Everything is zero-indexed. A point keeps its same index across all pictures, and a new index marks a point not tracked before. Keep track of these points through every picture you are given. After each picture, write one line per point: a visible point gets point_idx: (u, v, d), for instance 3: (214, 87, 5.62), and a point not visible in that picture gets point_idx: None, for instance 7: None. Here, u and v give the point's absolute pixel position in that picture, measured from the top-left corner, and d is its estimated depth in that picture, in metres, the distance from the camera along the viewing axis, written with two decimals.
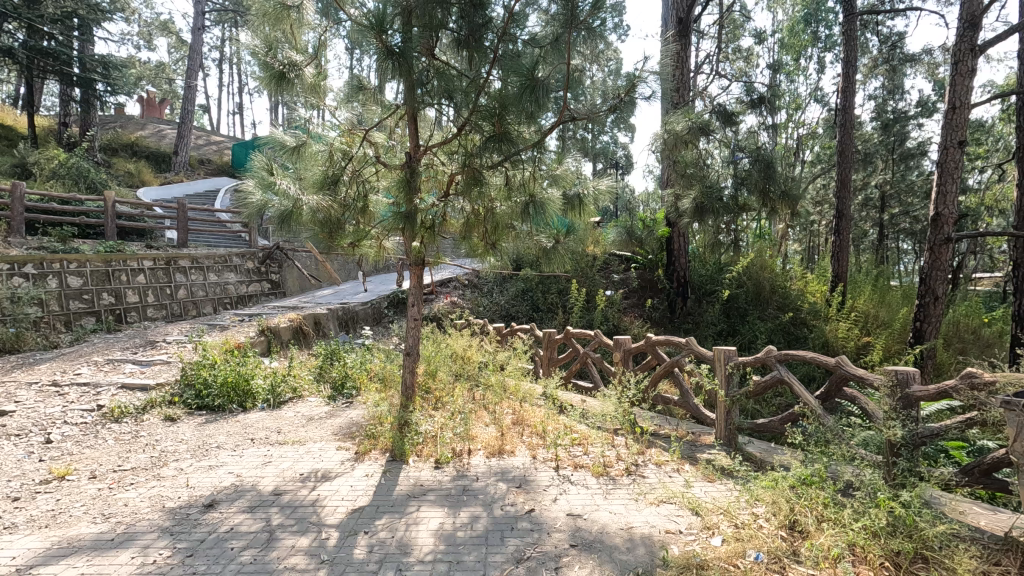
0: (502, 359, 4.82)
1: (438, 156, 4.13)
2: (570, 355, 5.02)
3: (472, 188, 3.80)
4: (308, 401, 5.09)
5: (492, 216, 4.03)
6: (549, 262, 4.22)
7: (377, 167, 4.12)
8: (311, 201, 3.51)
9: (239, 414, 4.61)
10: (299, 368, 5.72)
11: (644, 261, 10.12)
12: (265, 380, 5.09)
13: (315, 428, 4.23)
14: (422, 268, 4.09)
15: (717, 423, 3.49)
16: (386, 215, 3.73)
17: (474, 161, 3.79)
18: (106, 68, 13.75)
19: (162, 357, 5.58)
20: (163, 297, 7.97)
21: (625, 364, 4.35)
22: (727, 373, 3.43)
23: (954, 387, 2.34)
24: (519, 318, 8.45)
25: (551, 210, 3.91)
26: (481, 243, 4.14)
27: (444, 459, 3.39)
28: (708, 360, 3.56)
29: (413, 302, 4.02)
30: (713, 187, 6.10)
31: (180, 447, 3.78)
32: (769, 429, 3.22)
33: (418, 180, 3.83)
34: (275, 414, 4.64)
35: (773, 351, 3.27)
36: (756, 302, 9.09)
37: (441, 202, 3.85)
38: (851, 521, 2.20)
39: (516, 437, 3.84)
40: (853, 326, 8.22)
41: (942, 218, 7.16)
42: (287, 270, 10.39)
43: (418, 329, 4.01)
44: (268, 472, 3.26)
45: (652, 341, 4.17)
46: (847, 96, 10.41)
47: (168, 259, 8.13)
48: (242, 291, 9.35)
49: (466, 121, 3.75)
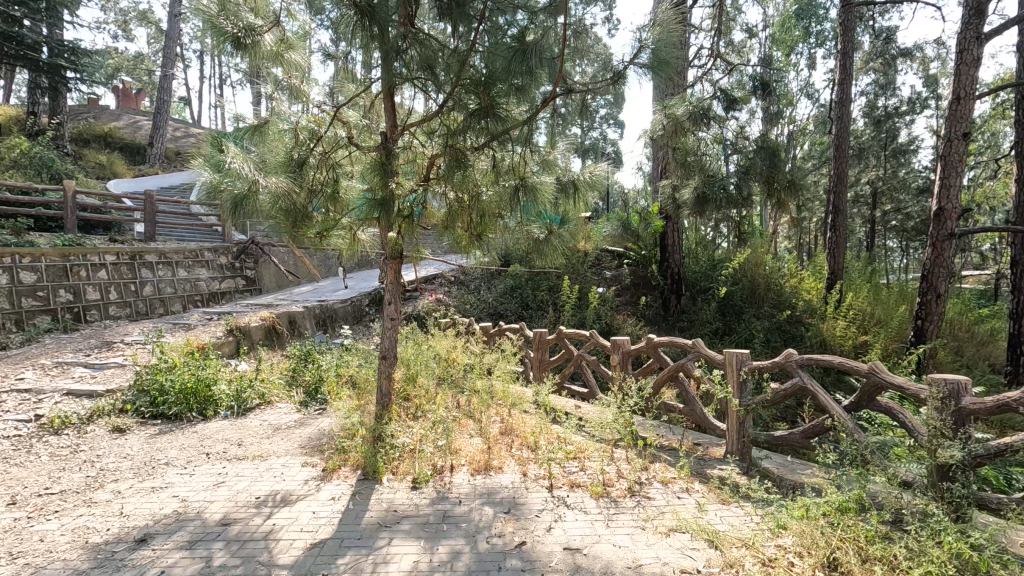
0: (489, 361, 4.42)
1: (417, 136, 3.72)
2: (563, 357, 4.64)
3: (455, 172, 3.35)
4: (278, 408, 4.66)
5: (477, 204, 3.62)
6: (541, 255, 3.80)
7: (350, 150, 3.72)
8: (269, 184, 3.07)
9: (197, 424, 4.16)
10: (269, 371, 5.27)
11: (637, 257, 9.72)
12: (229, 386, 4.64)
13: (280, 440, 3.80)
14: (400, 262, 3.67)
15: (728, 435, 3.13)
16: (360, 203, 3.32)
17: (456, 141, 3.38)
18: (78, 53, 13.07)
19: (117, 360, 5.10)
20: (127, 294, 7.44)
21: (623, 368, 3.97)
22: (740, 380, 3.06)
23: (1020, 401, 1.99)
24: (507, 316, 8.04)
25: (543, 197, 3.52)
26: (466, 234, 3.78)
27: (423, 479, 2.97)
28: (717, 364, 3.18)
29: (390, 299, 3.62)
30: (714, 178, 5.73)
31: (123, 463, 3.33)
32: (790, 443, 2.87)
33: (395, 162, 3.41)
34: (238, 423, 4.21)
35: (792, 356, 2.90)
36: (751, 300, 8.87)
37: (421, 188, 3.43)
38: (907, 564, 1.84)
39: (505, 450, 3.45)
40: (851, 324, 7.90)
41: (945, 213, 6.88)
42: (264, 266, 9.87)
43: (396, 330, 3.61)
44: (219, 496, 2.83)
45: (654, 342, 3.79)
46: (843, 88, 10.09)
47: (132, 254, 7.60)
48: (215, 288, 8.80)
49: (447, 96, 3.33)
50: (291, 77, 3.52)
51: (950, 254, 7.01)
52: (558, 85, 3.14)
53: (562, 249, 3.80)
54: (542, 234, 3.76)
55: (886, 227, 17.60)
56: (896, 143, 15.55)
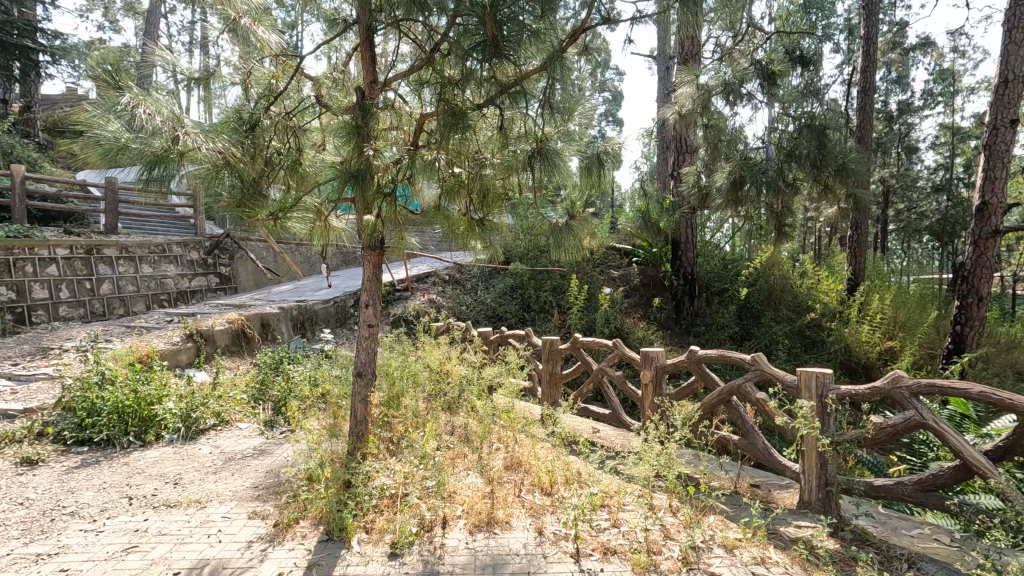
0: (489, 376, 3.65)
1: (401, 92, 2.92)
2: (578, 371, 3.92)
3: (452, 136, 2.57)
4: (237, 430, 3.91)
5: (480, 180, 2.86)
6: (559, 246, 3.10)
7: (319, 112, 2.95)
8: (203, 145, 2.29)
9: (131, 453, 3.39)
10: (230, 384, 4.49)
11: (646, 255, 8.90)
12: (176, 405, 3.87)
13: (229, 476, 3.04)
14: (380, 253, 2.91)
15: (804, 479, 2.41)
16: (329, 177, 2.57)
17: (452, 94, 2.62)
18: (48, 36, 12.10)
19: (47, 371, 4.29)
20: (81, 293, 6.62)
21: (656, 386, 3.23)
22: (825, 409, 2.33)
23: None
24: (507, 320, 7.28)
25: (564, 169, 2.76)
26: (464, 219, 3.04)
27: (404, 543, 2.21)
28: (790, 387, 2.45)
29: (368, 300, 2.87)
30: (753, 161, 5.04)
31: (15, 513, 2.56)
32: (897, 495, 2.19)
33: (375, 126, 2.65)
34: (184, 451, 3.46)
35: (902, 381, 2.18)
36: (768, 301, 8.08)
37: (407, 160, 2.65)
38: None
39: (511, 495, 2.69)
40: (875, 329, 7.31)
41: (989, 208, 6.12)
42: (240, 262, 9.04)
43: (374, 341, 2.87)
44: (125, 571, 2.06)
45: (697, 357, 3.06)
46: (867, 75, 9.32)
47: (89, 247, 6.76)
48: (184, 287, 7.96)
49: (441, 38, 2.55)
50: (241, 16, 2.62)
51: (995, 252, 6.21)
52: (587, 20, 2.37)
53: (587, 235, 3.08)
54: (560, 221, 3.07)
55: (893, 231, 16.91)
56: (910, 138, 15.33)
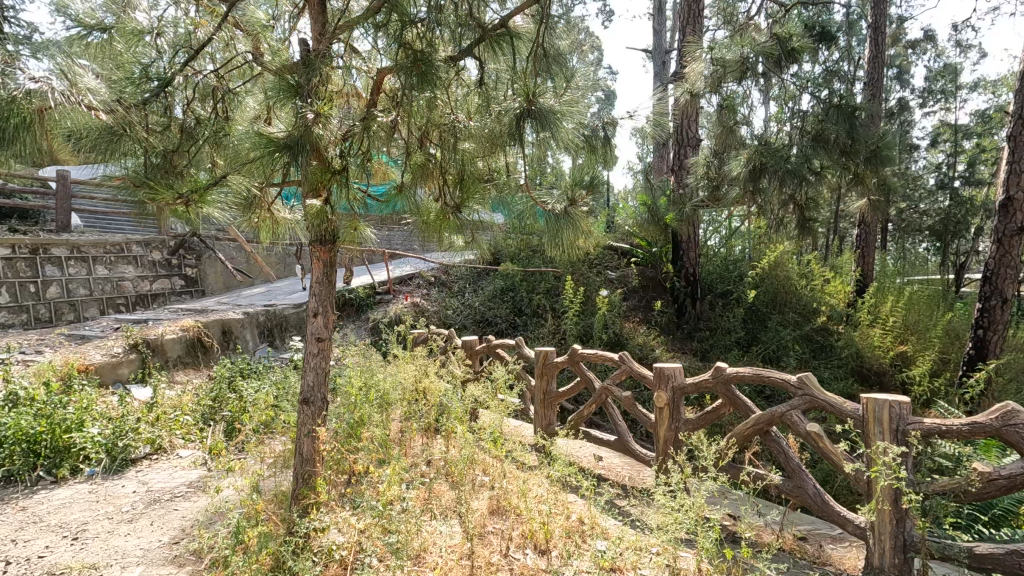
0: (472, 395, 3.07)
1: (361, 47, 2.34)
2: (578, 389, 3.35)
3: (415, 96, 1.98)
4: (174, 460, 3.31)
5: (457, 157, 2.26)
6: (557, 243, 2.51)
7: (256, 73, 2.35)
8: (76, 99, 1.69)
9: (35, 494, 2.78)
10: (174, 403, 3.89)
11: (645, 255, 8.36)
12: (101, 431, 3.26)
13: (145, 526, 2.44)
14: (332, 250, 2.32)
15: (873, 538, 1.86)
16: (257, 148, 1.97)
17: (418, 43, 2.02)
18: None
19: None
20: (23, 296, 5.98)
21: (675, 410, 2.67)
22: (905, 449, 1.78)
23: None
24: (496, 325, 6.69)
25: (561, 141, 2.16)
26: (440, 208, 2.45)
27: None
28: (853, 420, 1.91)
29: (317, 307, 2.29)
30: (773, 145, 4.47)
31: None
32: (1009, 567, 1.66)
33: (319, 84, 2.06)
34: (102, 489, 2.86)
35: (1017, 418, 1.63)
36: (775, 305, 7.53)
37: (359, 126, 2.05)
38: None
39: (494, 556, 2.12)
40: (888, 333, 6.80)
41: (1015, 204, 5.37)
42: (208, 263, 8.40)
43: (326, 357, 2.30)
44: None
45: (725, 376, 2.49)
46: (876, 62, 8.81)
47: (34, 246, 6.10)
48: (143, 290, 7.33)
49: None
50: None
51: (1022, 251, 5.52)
52: None
53: (589, 228, 2.48)
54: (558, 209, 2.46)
55: (892, 231, 16.49)
56: (910, 136, 14.90)
